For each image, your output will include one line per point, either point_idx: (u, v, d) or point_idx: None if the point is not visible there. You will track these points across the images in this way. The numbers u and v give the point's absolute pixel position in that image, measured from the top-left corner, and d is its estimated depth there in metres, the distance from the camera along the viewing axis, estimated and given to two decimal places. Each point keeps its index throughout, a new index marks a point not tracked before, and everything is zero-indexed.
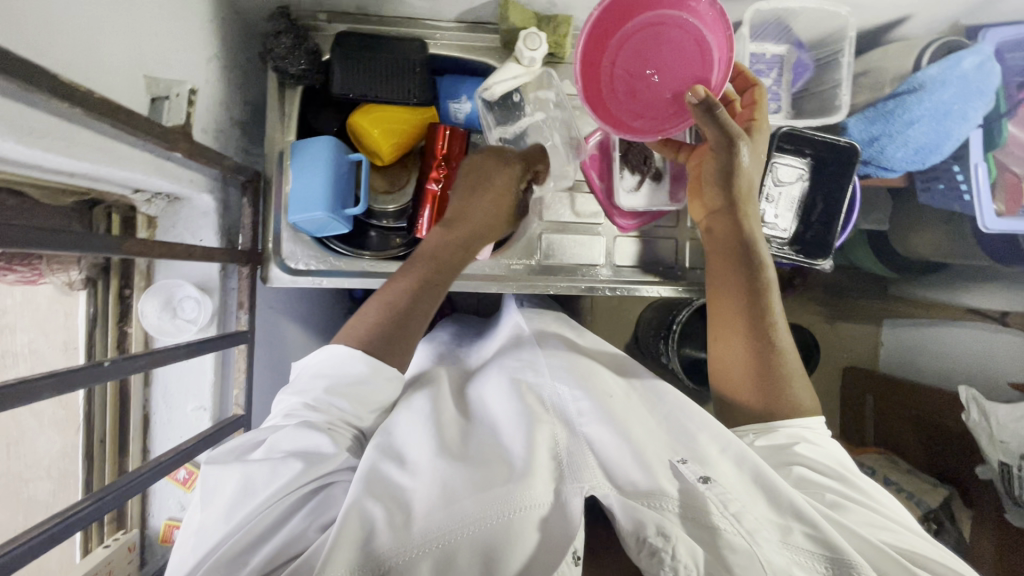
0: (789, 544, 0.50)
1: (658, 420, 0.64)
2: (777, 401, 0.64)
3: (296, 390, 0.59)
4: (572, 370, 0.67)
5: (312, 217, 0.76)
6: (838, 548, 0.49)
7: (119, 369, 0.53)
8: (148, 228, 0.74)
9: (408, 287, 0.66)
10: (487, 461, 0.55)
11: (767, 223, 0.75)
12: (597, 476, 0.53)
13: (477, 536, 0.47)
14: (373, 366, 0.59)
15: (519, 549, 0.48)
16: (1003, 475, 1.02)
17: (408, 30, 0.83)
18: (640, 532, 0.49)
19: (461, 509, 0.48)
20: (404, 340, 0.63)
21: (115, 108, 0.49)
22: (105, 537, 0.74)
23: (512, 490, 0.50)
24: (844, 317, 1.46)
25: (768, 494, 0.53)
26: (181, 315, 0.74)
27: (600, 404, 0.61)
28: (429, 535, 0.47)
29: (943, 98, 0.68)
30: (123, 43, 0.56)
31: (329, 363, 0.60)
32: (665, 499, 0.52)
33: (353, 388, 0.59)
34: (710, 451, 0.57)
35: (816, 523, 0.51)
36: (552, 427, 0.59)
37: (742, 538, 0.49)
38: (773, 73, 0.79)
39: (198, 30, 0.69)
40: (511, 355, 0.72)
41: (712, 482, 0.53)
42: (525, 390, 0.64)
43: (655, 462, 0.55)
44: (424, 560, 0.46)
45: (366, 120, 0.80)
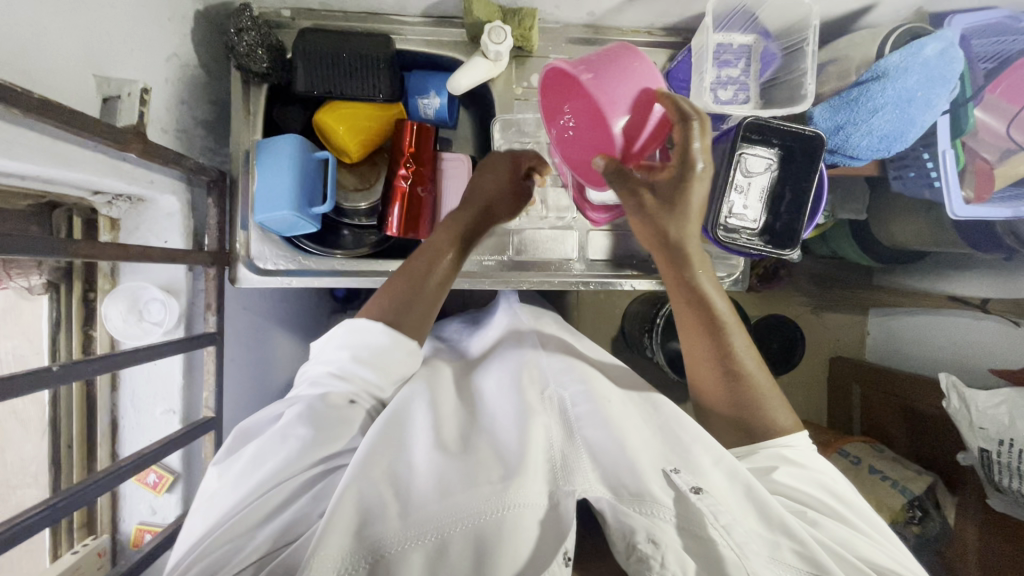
0: (776, 560, 0.51)
1: (652, 431, 0.64)
2: (752, 415, 0.67)
3: (323, 359, 0.65)
4: (574, 370, 0.71)
5: (277, 216, 0.75)
6: (826, 567, 0.50)
7: (69, 373, 0.51)
8: (111, 231, 0.73)
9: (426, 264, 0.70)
10: (481, 458, 0.56)
11: (735, 214, 0.74)
12: (588, 480, 0.54)
13: (469, 528, 0.49)
14: (394, 337, 0.64)
15: (512, 544, 0.48)
16: (984, 461, 1.00)
17: (373, 25, 0.82)
18: (630, 539, 0.50)
19: (457, 502, 0.50)
20: (417, 305, 0.68)
21: (53, 107, 0.48)
22: (74, 543, 0.73)
23: (506, 488, 0.51)
24: (831, 306, 1.49)
25: (759, 508, 0.54)
26: (147, 317, 0.73)
27: (597, 409, 0.63)
28: (426, 526, 0.48)
29: (907, 85, 0.66)
30: (69, 42, 0.55)
31: (352, 334, 0.64)
32: (656, 505, 0.52)
33: (377, 359, 0.64)
34: (703, 462, 0.58)
35: (804, 540, 0.52)
36: (548, 425, 0.61)
37: (731, 551, 0.49)
38: (741, 63, 0.79)
39: (155, 29, 0.68)
40: (512, 352, 0.75)
41: (703, 492, 0.53)
42: (526, 387, 0.66)
43: (647, 470, 0.55)
44: (417, 552, 0.47)
45: (331, 117, 0.79)
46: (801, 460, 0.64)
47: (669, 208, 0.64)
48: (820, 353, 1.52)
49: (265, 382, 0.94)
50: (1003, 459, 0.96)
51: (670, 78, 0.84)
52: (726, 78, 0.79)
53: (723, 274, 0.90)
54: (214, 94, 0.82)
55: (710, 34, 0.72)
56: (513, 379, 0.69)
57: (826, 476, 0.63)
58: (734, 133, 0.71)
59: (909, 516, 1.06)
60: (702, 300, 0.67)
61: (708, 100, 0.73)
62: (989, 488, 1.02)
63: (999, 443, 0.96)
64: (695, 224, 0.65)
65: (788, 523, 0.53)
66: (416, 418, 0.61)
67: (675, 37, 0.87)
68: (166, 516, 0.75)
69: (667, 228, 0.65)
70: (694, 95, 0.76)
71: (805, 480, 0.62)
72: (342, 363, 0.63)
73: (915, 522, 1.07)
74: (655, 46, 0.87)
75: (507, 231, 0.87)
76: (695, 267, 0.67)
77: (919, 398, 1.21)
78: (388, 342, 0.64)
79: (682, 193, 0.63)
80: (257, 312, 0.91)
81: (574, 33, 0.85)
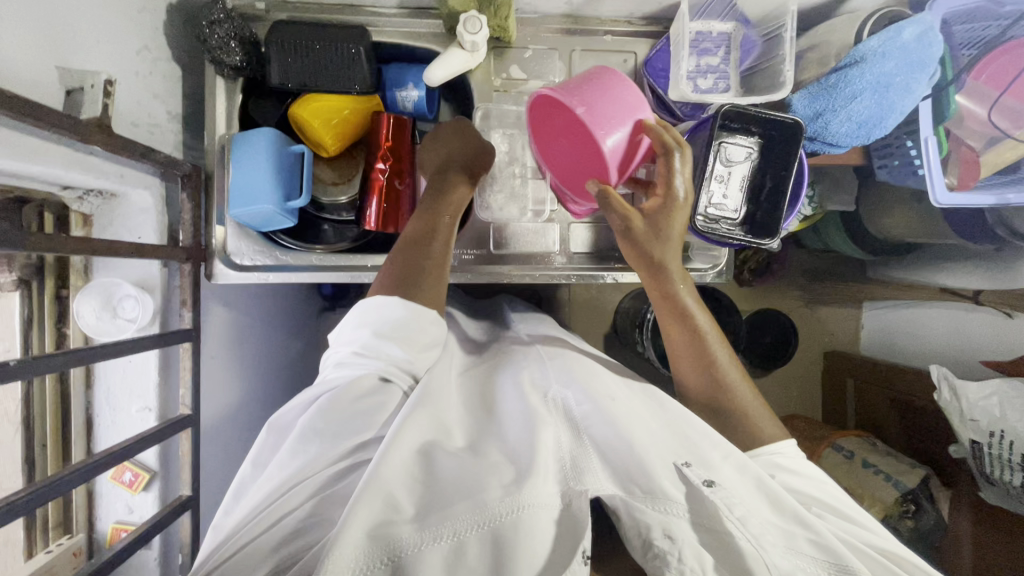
0: (793, 550, 0.51)
1: (660, 423, 0.60)
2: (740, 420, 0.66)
3: (345, 341, 0.64)
4: (574, 372, 0.67)
5: (254, 211, 0.74)
6: (842, 555, 0.51)
7: (30, 368, 0.49)
8: (83, 226, 0.72)
9: (432, 236, 0.71)
10: (491, 460, 0.55)
11: (714, 204, 0.74)
12: (599, 479, 0.54)
13: (486, 529, 0.48)
14: (413, 308, 0.65)
15: (532, 545, 0.48)
16: (975, 454, 0.99)
17: (350, 17, 0.81)
18: (646, 535, 0.51)
19: (478, 503, 0.49)
20: (426, 275, 0.68)
21: (10, 97, 0.47)
22: (49, 542, 0.73)
23: (524, 487, 0.50)
24: (823, 300, 1.48)
25: (770, 498, 0.54)
26: (121, 314, 0.73)
27: (600, 408, 0.60)
28: (443, 526, 0.48)
29: (885, 69, 0.65)
30: (30, 34, 0.54)
31: (371, 313, 0.64)
32: (673, 502, 0.52)
33: (401, 335, 0.63)
34: (714, 458, 0.56)
35: (820, 531, 0.52)
36: (555, 430, 0.59)
37: (749, 544, 0.50)
38: (720, 51, 0.78)
39: (124, 21, 0.67)
40: (515, 362, 0.72)
41: (717, 485, 0.53)
42: (529, 391, 0.64)
43: (658, 464, 0.54)
44: (435, 555, 0.47)
45: (306, 111, 0.78)
46: (793, 464, 0.62)
47: (654, 231, 0.68)
48: (813, 347, 1.50)
49: (245, 381, 0.93)
50: (994, 451, 0.95)
51: (647, 68, 0.82)
52: (705, 67, 0.79)
53: (706, 266, 0.89)
54: (189, 88, 0.81)
55: (686, 23, 0.71)
56: (514, 389, 0.66)
57: (822, 481, 0.62)
58: (711, 122, 0.70)
59: (903, 509, 1.05)
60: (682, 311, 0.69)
61: (686, 88, 0.72)
62: (981, 480, 1.00)
63: (990, 435, 0.95)
64: (677, 250, 0.68)
65: (800, 513, 0.53)
66: (425, 408, 0.58)
67: (655, 27, 0.86)
68: (143, 514, 0.74)
69: (651, 252, 0.68)
70: (672, 83, 0.75)
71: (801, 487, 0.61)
72: (365, 341, 0.63)
73: (909, 516, 1.05)
74: (635, 36, 0.86)
75: (488, 225, 0.86)
76: (678, 284, 0.69)
77: (911, 392, 1.20)
78: (410, 315, 0.64)
79: (664, 230, 0.68)
80: (236, 308, 0.90)
81: (554, 23, 0.84)
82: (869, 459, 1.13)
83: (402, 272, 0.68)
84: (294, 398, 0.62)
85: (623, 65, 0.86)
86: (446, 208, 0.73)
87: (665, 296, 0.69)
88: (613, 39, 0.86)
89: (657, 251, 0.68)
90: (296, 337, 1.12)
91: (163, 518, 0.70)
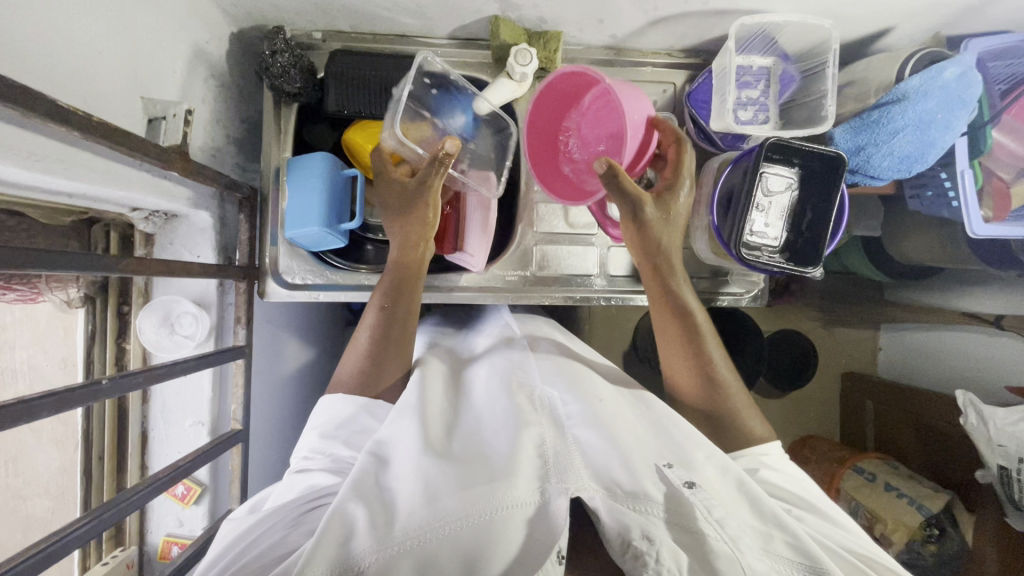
0: (770, 552, 0.50)
1: (644, 425, 0.62)
2: (734, 432, 0.67)
3: (300, 443, 0.63)
4: (564, 375, 0.67)
5: (307, 232, 0.77)
6: (820, 559, 0.48)
7: (118, 387, 0.53)
8: (145, 246, 0.74)
9: (401, 330, 0.70)
10: (468, 462, 0.53)
11: (756, 232, 0.75)
12: (581, 477, 0.52)
13: (460, 535, 0.47)
14: (363, 405, 0.64)
15: (503, 545, 0.47)
16: (1003, 479, 0.98)
17: (400, 47, 0.84)
18: (625, 535, 0.49)
19: (446, 508, 0.48)
20: (386, 369, 0.68)
21: (112, 130, 0.50)
22: (103, 554, 0.75)
23: (495, 488, 0.49)
24: (842, 322, 1.46)
25: (752, 502, 0.53)
26: (178, 330, 0.75)
27: (588, 409, 0.60)
28: (403, 540, 0.46)
29: (927, 107, 0.68)
30: (118, 68, 0.58)
31: (326, 411, 0.64)
32: (651, 502, 0.51)
33: (346, 431, 0.62)
34: (697, 458, 0.55)
35: (797, 532, 0.50)
36: (539, 428, 0.58)
37: (725, 545, 0.48)
38: (760, 84, 0.81)
39: (193, 51, 0.71)
40: (500, 355, 0.72)
41: (697, 487, 0.52)
42: (515, 389, 0.63)
43: (640, 464, 0.53)
44: (404, 560, 0.45)
45: (360, 137, 0.81)
46: (778, 463, 0.64)
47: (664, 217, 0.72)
48: (831, 368, 1.48)
49: (284, 396, 0.94)
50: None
51: (689, 99, 0.86)
52: (746, 99, 0.81)
53: (742, 291, 0.92)
54: (246, 112, 0.84)
55: (732, 58, 0.74)
56: (500, 384, 0.65)
57: (801, 480, 0.63)
58: (757, 153, 0.72)
59: (926, 534, 1.05)
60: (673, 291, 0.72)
61: (729, 120, 0.75)
62: (1008, 506, 0.99)
63: (1018, 462, 0.95)
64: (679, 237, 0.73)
65: (778, 514, 0.52)
66: (404, 415, 0.58)
67: (695, 59, 0.89)
68: (194, 528, 0.76)
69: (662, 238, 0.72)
70: (716, 115, 0.78)
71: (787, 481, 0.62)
72: (313, 445, 0.61)
73: (932, 540, 1.05)
74: (675, 67, 0.89)
75: (529, 247, 0.88)
76: (691, 297, 0.72)
77: (933, 416, 1.19)
78: (357, 412, 0.64)
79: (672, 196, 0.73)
80: (279, 325, 0.92)
81: (597, 54, 0.87)
82: (892, 482, 1.13)
83: (365, 370, 0.67)
84: (245, 503, 0.60)
85: (663, 94, 0.90)
86: (395, 295, 0.70)
87: (676, 304, 0.71)
88: (652, 71, 0.89)
89: (661, 237, 0.72)
90: (331, 353, 1.14)
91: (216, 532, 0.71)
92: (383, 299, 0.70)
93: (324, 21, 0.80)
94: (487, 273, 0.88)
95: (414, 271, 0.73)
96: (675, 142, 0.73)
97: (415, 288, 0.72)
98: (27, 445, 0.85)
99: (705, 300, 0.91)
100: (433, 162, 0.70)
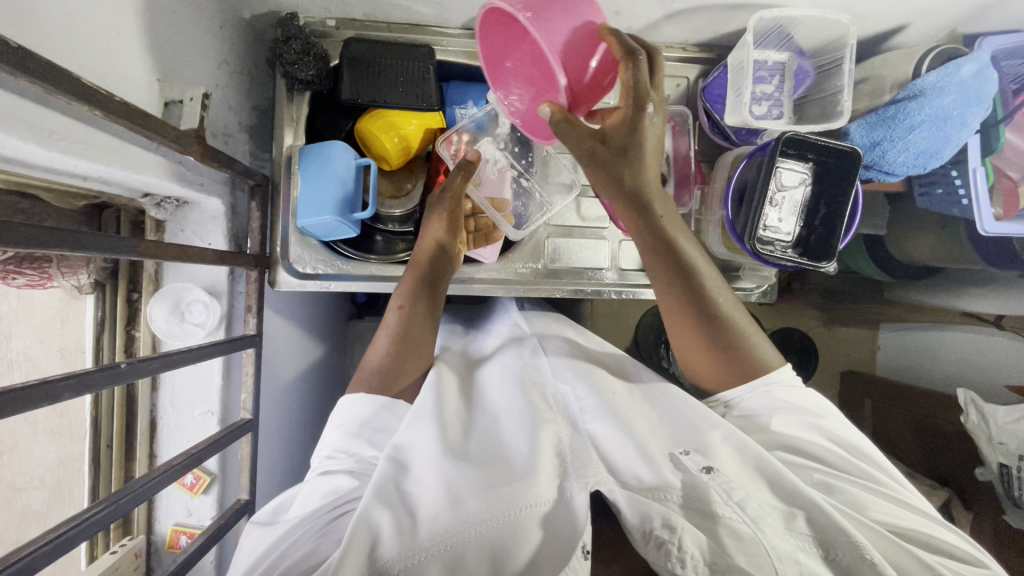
0: (793, 532, 0.49)
1: (660, 415, 0.62)
2: (752, 372, 0.65)
3: (321, 444, 0.62)
4: (576, 370, 0.67)
5: (320, 220, 0.76)
6: (844, 530, 0.48)
7: (135, 371, 0.52)
8: (156, 232, 0.73)
9: (423, 315, 0.70)
10: (489, 463, 0.54)
11: (770, 227, 0.75)
12: (600, 472, 0.53)
13: (484, 535, 0.47)
14: (384, 403, 0.64)
15: (526, 542, 0.48)
16: (1003, 477, 0.99)
17: (413, 36, 0.83)
18: (647, 526, 0.49)
19: (469, 511, 0.48)
20: (408, 363, 0.68)
21: (132, 110, 0.49)
22: (111, 543, 0.74)
23: (516, 489, 0.49)
24: (842, 321, 1.46)
25: (770, 482, 0.53)
26: (189, 319, 0.74)
27: (603, 402, 0.60)
28: (428, 544, 0.46)
29: (944, 103, 0.68)
30: (136, 51, 0.57)
31: (342, 412, 0.64)
32: (670, 490, 0.51)
33: (367, 431, 0.61)
34: (712, 441, 0.55)
35: (819, 506, 0.50)
36: (556, 426, 0.58)
37: (747, 526, 0.47)
38: (774, 79, 0.82)
39: (207, 35, 0.70)
40: (511, 352, 0.72)
41: (715, 471, 0.51)
42: (530, 388, 0.63)
43: (656, 453, 0.54)
44: (433, 563, 0.45)
45: (373, 126, 0.79)
46: (787, 400, 0.63)
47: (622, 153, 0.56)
48: (830, 367, 1.47)
49: (288, 386, 0.93)
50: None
51: (705, 94, 0.86)
52: (760, 94, 0.81)
53: (753, 286, 0.92)
54: (257, 100, 0.83)
55: (750, 51, 0.74)
56: (513, 382, 0.65)
57: (818, 415, 0.63)
58: (772, 147, 0.72)
59: None
60: (657, 230, 0.61)
61: (746, 114, 0.75)
62: (1007, 504, 1.00)
63: (1019, 459, 0.95)
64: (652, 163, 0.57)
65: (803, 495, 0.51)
66: (420, 416, 0.58)
67: (708, 54, 0.89)
68: (202, 518, 0.75)
69: (624, 176, 0.57)
70: (732, 110, 0.78)
71: (799, 425, 0.63)
72: (337, 444, 0.60)
73: None
74: (687, 62, 0.89)
75: (541, 239, 0.88)
76: (687, 247, 0.63)
77: (930, 414, 1.19)
78: (379, 410, 0.63)
79: (638, 131, 0.55)
80: (285, 316, 0.91)
81: None
82: None
83: (386, 367, 0.67)
84: (270, 503, 0.60)
85: (676, 88, 0.90)
86: (416, 287, 0.71)
87: (678, 269, 0.63)
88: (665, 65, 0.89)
89: (639, 179, 0.58)
90: (336, 345, 1.13)
91: (226, 522, 0.71)
92: (415, 283, 0.71)
93: (338, 8, 0.79)
94: (498, 264, 0.87)
95: (431, 269, 0.73)
96: (622, 60, 0.53)
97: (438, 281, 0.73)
98: (28, 435, 0.84)
99: None
100: (456, 171, 0.75)
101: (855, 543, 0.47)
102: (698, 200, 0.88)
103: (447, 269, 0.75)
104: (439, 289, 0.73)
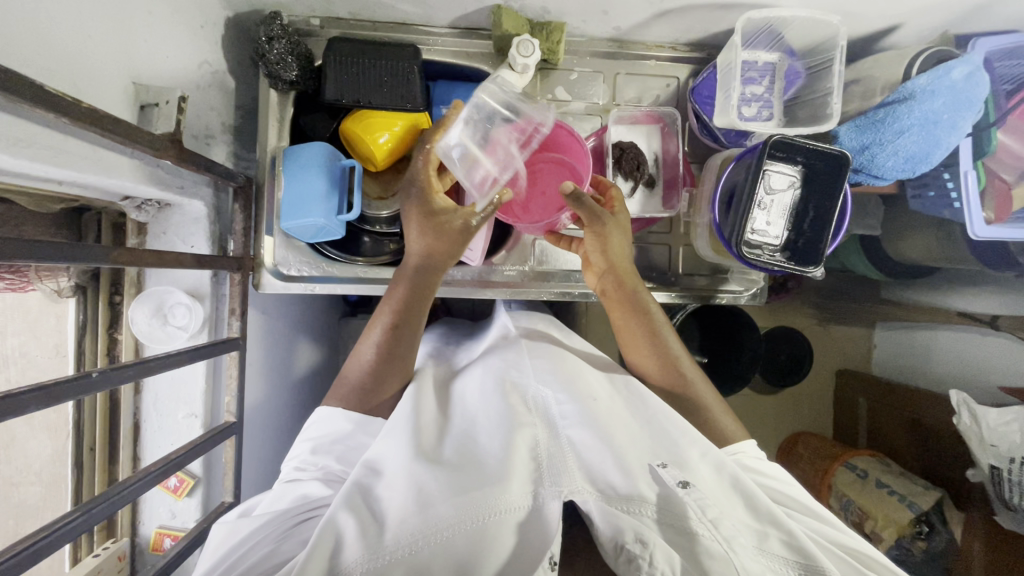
0: (765, 551, 0.49)
1: (640, 423, 0.61)
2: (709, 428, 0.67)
3: (291, 455, 0.64)
4: (558, 372, 0.66)
5: (306, 222, 0.76)
6: (814, 557, 0.48)
7: (109, 380, 0.52)
8: (138, 235, 0.73)
9: (409, 338, 0.69)
10: (461, 466, 0.53)
11: (757, 231, 0.74)
12: (576, 480, 0.52)
13: (447, 543, 0.46)
14: (359, 422, 0.65)
15: (496, 550, 0.47)
16: (994, 478, 0.97)
17: (400, 35, 0.82)
18: (619, 539, 0.49)
19: (437, 515, 0.47)
20: (387, 379, 0.67)
21: (102, 116, 0.48)
22: (95, 545, 0.75)
23: (487, 494, 0.49)
24: (837, 319, 1.45)
25: (745, 498, 0.52)
26: (171, 321, 0.74)
27: (583, 409, 0.59)
28: (392, 552, 0.46)
29: (933, 107, 0.67)
30: (110, 55, 0.57)
31: (318, 426, 0.65)
32: (644, 504, 0.50)
33: (340, 449, 0.63)
34: (691, 456, 0.55)
35: (792, 530, 0.50)
36: (533, 430, 0.57)
37: (719, 544, 0.47)
38: (765, 81, 0.80)
39: (187, 36, 0.69)
40: (495, 355, 0.71)
41: (691, 486, 0.51)
42: (509, 390, 0.62)
43: (634, 464, 0.53)
44: (397, 567, 0.45)
45: (358, 128, 0.78)
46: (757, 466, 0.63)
47: (622, 231, 0.73)
48: (825, 366, 1.46)
49: (279, 386, 0.93)
50: (1014, 476, 0.94)
51: (694, 95, 0.85)
52: (750, 95, 0.80)
53: (741, 289, 0.91)
54: (241, 100, 0.82)
55: (739, 53, 0.73)
56: (494, 385, 0.64)
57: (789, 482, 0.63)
58: (760, 150, 0.70)
59: (917, 531, 1.03)
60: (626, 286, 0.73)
61: (734, 116, 0.74)
62: (998, 506, 0.99)
63: (1010, 461, 0.94)
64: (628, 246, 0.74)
65: (773, 512, 0.51)
66: (398, 424, 0.58)
67: (699, 53, 0.88)
68: (186, 520, 0.75)
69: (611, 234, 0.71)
70: (719, 112, 0.77)
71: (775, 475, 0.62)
72: (305, 457, 0.62)
73: (922, 537, 1.03)
74: (678, 62, 0.88)
75: (529, 241, 0.87)
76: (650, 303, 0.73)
77: (925, 413, 1.19)
78: (354, 429, 0.64)
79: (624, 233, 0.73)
80: (275, 316, 0.91)
81: (600, 46, 0.85)
82: (882, 480, 1.11)
83: (364, 387, 0.67)
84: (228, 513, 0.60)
85: (666, 89, 0.89)
86: (405, 312, 0.68)
87: (643, 313, 0.72)
88: (655, 64, 0.88)
89: (621, 247, 0.73)
90: (328, 344, 1.13)
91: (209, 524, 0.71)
92: (399, 308, 0.68)
93: (322, 7, 0.78)
94: (486, 266, 0.86)
95: (421, 285, 0.69)
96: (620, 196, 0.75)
97: (424, 304, 0.70)
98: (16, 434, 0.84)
99: (704, 298, 0.91)
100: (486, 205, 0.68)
101: (821, 565, 0.48)
102: (687, 201, 0.86)
103: (435, 285, 0.71)
104: (424, 307, 0.70)
